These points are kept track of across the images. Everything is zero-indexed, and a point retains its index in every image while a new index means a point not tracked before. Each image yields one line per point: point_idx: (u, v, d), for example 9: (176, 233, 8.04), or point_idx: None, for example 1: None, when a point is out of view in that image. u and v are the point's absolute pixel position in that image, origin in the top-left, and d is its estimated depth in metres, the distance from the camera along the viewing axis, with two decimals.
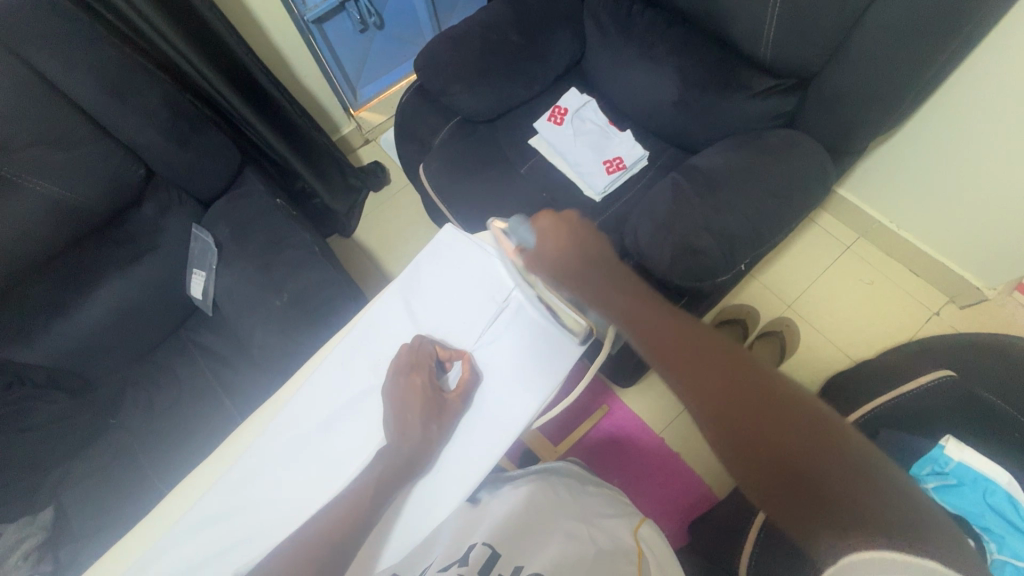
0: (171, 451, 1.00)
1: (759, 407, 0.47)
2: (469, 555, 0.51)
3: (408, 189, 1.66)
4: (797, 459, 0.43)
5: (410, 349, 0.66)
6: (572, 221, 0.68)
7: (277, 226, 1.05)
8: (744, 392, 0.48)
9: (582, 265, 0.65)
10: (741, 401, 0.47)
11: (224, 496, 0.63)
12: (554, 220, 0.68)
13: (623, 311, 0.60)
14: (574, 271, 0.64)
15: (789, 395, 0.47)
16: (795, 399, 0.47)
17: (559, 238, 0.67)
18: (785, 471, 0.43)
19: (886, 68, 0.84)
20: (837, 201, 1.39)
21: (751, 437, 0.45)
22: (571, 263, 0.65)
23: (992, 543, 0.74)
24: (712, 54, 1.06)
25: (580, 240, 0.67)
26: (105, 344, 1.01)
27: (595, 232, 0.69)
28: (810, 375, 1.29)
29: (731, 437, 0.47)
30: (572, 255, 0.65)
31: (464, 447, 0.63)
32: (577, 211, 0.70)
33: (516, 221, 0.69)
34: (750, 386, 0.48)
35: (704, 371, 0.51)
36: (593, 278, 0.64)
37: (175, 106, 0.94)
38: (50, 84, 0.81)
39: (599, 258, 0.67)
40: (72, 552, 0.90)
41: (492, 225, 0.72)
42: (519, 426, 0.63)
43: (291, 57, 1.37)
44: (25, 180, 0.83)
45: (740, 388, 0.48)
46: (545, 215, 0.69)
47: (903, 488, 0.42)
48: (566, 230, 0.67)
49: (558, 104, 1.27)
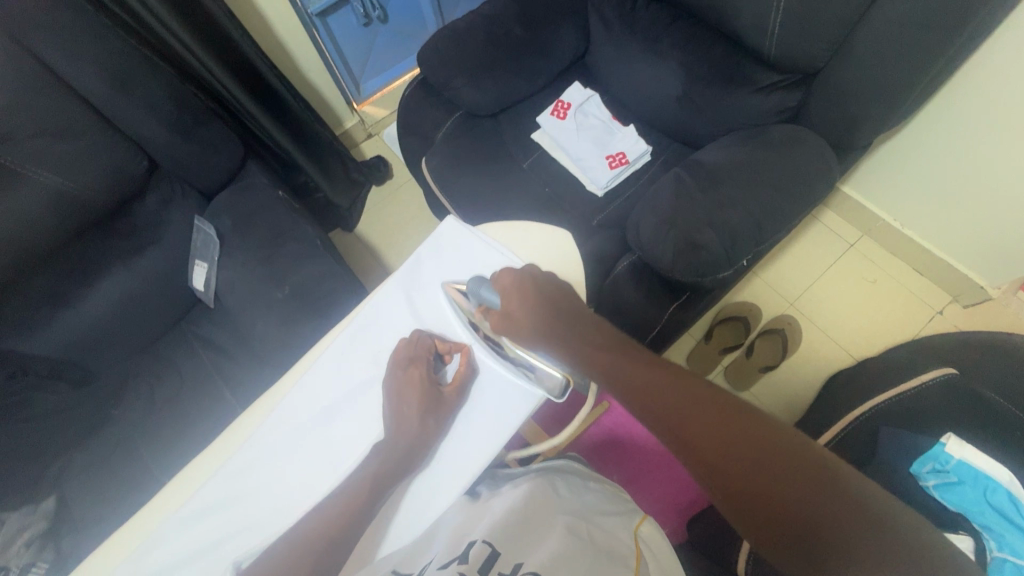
0: (172, 442, 1.01)
1: (746, 460, 0.47)
2: (468, 553, 0.47)
3: (411, 184, 1.66)
4: (794, 506, 0.44)
5: (409, 342, 0.67)
6: (534, 278, 0.64)
7: (279, 219, 1.05)
8: (731, 444, 0.48)
9: (551, 327, 0.62)
10: (730, 457, 0.47)
11: (225, 485, 0.63)
12: (514, 277, 0.64)
13: (601, 367, 0.59)
14: (544, 327, 0.62)
15: (776, 440, 0.47)
16: (781, 445, 0.47)
17: (524, 292, 0.63)
18: (779, 523, 0.44)
19: (892, 64, 0.83)
20: (842, 198, 1.39)
21: (735, 484, 0.46)
22: (541, 324, 0.62)
23: (992, 541, 0.73)
24: (717, 48, 1.06)
25: (547, 300, 0.63)
26: (107, 336, 1.02)
27: (560, 287, 0.65)
28: (811, 373, 1.29)
29: (729, 491, 0.47)
30: (539, 316, 0.62)
31: (464, 440, 0.63)
32: (538, 264, 0.67)
33: (476, 281, 0.66)
34: (735, 436, 0.48)
35: (689, 426, 0.50)
36: (565, 341, 0.62)
37: (179, 98, 0.94)
38: (57, 76, 0.81)
39: (570, 313, 0.63)
40: (73, 541, 0.92)
41: (450, 288, 0.69)
42: (518, 421, 0.63)
43: (295, 50, 1.37)
44: (30, 170, 0.83)
45: (726, 441, 0.48)
46: (506, 271, 0.65)
47: (896, 519, 0.43)
48: (531, 286, 0.64)
49: (561, 98, 1.26)
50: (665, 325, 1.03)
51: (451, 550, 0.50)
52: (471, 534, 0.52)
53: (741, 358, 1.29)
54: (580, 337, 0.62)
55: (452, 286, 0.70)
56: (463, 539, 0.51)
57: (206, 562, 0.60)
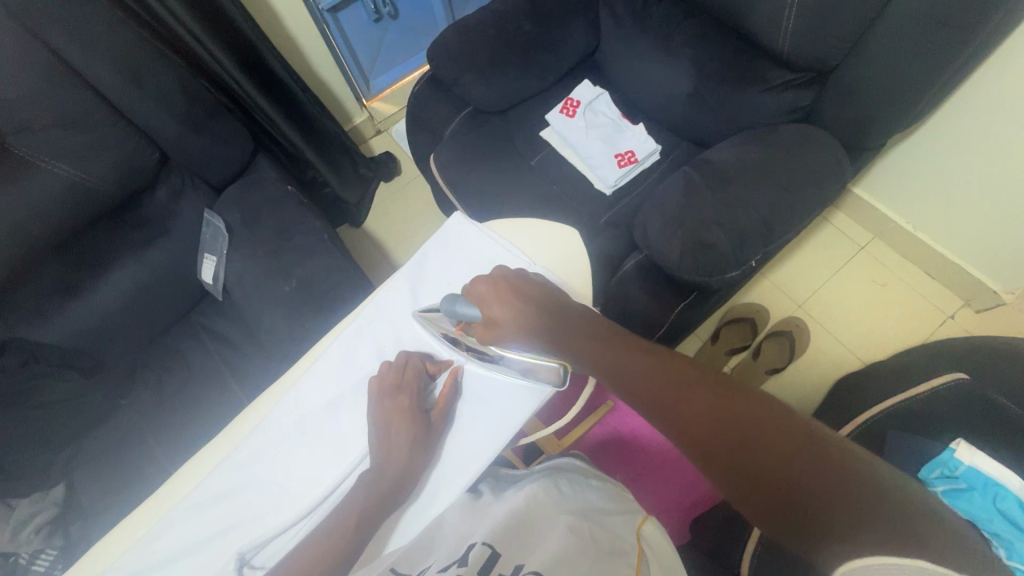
0: (180, 432, 1.02)
1: (736, 429, 0.44)
2: (468, 555, 0.46)
3: (419, 180, 1.66)
4: (772, 473, 0.40)
5: (393, 368, 0.65)
6: (507, 280, 0.65)
7: (288, 213, 1.05)
8: (718, 421, 0.45)
9: (533, 322, 0.62)
10: (721, 429, 0.44)
11: (228, 476, 0.63)
12: (487, 285, 0.65)
13: (595, 359, 0.58)
14: (538, 318, 0.62)
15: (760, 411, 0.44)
16: (769, 417, 0.44)
17: (503, 294, 0.64)
18: (768, 487, 0.40)
19: (907, 63, 0.82)
20: (853, 200, 1.37)
21: (717, 457, 0.44)
22: (523, 321, 0.62)
23: (1001, 549, 0.72)
24: (729, 47, 1.05)
25: (523, 297, 0.63)
26: (117, 326, 1.03)
27: (534, 283, 0.66)
28: (818, 375, 1.27)
29: (711, 468, 0.44)
30: (521, 313, 0.62)
31: (465, 446, 0.63)
32: (506, 265, 0.67)
33: (449, 302, 0.66)
34: (728, 410, 0.46)
35: (681, 405, 0.48)
36: (548, 334, 0.62)
37: (190, 91, 0.95)
38: (72, 70, 0.82)
39: (553, 305, 0.63)
40: (83, 527, 0.93)
41: (419, 316, 0.68)
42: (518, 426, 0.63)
43: (305, 45, 1.37)
44: (43, 161, 0.85)
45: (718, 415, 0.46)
46: (478, 281, 0.66)
47: (892, 488, 0.37)
48: (509, 286, 0.64)
49: (570, 95, 1.26)
50: (671, 324, 1.02)
51: (450, 553, 0.48)
52: (472, 537, 0.50)
53: (747, 360, 1.28)
54: (560, 324, 0.62)
55: (422, 314, 0.69)
56: (464, 542, 0.50)
57: (208, 553, 0.61)
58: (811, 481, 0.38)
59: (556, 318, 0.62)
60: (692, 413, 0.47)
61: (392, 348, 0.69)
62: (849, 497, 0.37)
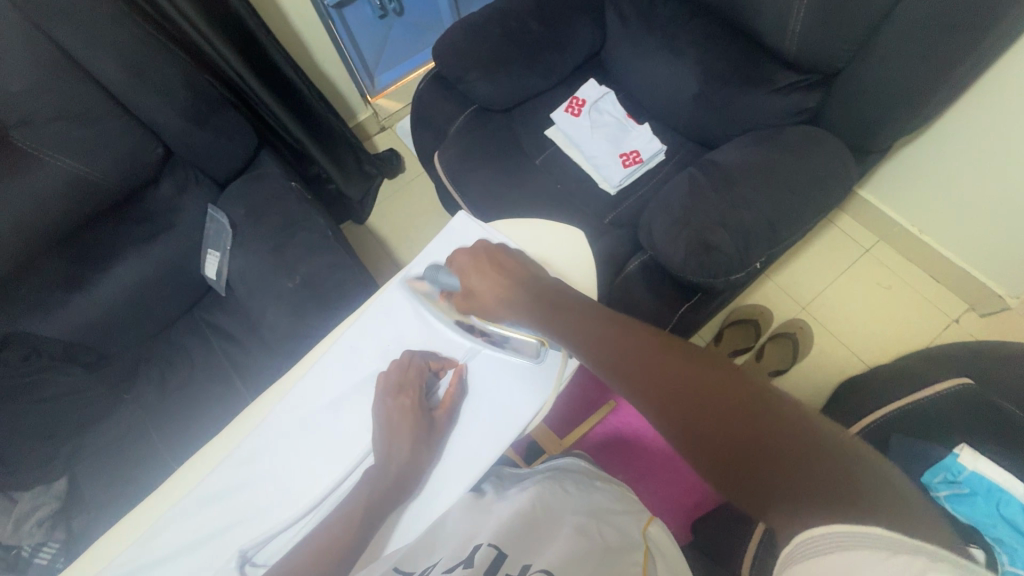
0: (182, 428, 1.02)
1: (708, 403, 0.44)
2: (474, 557, 0.46)
3: (423, 178, 1.66)
4: (742, 445, 0.40)
5: (400, 366, 0.65)
6: (490, 253, 0.68)
7: (292, 209, 1.05)
8: (691, 393, 0.45)
9: (510, 296, 0.64)
10: (694, 404, 0.45)
11: (231, 473, 0.63)
12: (468, 256, 0.68)
13: (572, 336, 0.57)
14: (513, 291, 0.64)
15: (733, 382, 0.44)
16: (737, 387, 0.44)
17: (482, 268, 0.66)
18: (734, 459, 0.40)
19: (915, 66, 0.82)
20: (857, 202, 1.37)
21: (690, 428, 0.44)
22: (501, 294, 0.64)
23: (1004, 555, 0.70)
24: (735, 47, 1.04)
25: (503, 269, 0.65)
26: (120, 321, 1.03)
27: (515, 258, 0.68)
28: (821, 378, 1.27)
29: (683, 439, 0.44)
30: (497, 285, 0.65)
31: (468, 446, 0.63)
32: (486, 239, 0.70)
33: (432, 270, 0.68)
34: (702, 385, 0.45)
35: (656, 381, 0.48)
36: (526, 310, 0.62)
37: (195, 86, 0.95)
38: (77, 64, 0.82)
39: (532, 280, 0.65)
40: (84, 521, 0.93)
41: (408, 284, 0.71)
42: (522, 425, 0.63)
43: (310, 41, 1.37)
44: (45, 154, 0.85)
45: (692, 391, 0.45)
46: (459, 253, 0.69)
47: (857, 453, 0.38)
48: (485, 261, 0.67)
49: (576, 94, 1.25)
50: (675, 326, 1.02)
51: (456, 554, 0.48)
52: (478, 539, 0.50)
53: (751, 362, 1.28)
54: (538, 299, 0.62)
55: (412, 279, 0.71)
56: (468, 545, 0.50)
57: (211, 549, 0.60)
58: (775, 453, 0.39)
59: (532, 295, 0.63)
60: (666, 388, 0.47)
61: (396, 349, 0.69)
62: (809, 467, 0.37)
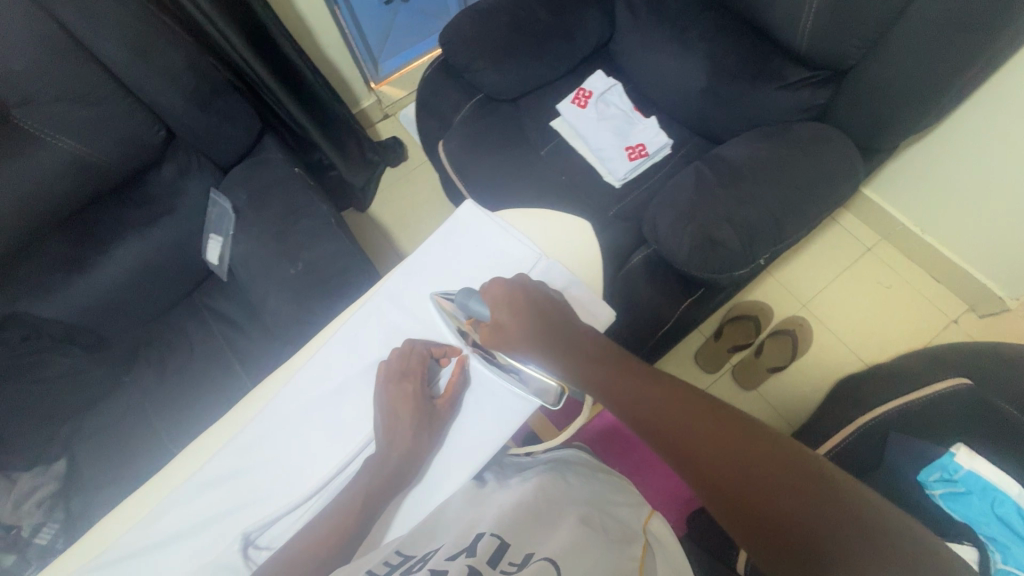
0: (182, 412, 1.02)
1: (737, 464, 0.44)
2: (476, 545, 0.44)
3: (426, 166, 1.65)
4: (757, 494, 0.42)
5: (400, 353, 0.64)
6: (525, 288, 0.61)
7: (294, 194, 1.04)
8: (711, 439, 0.47)
9: (545, 341, 0.59)
10: (723, 463, 0.45)
11: (236, 456, 0.64)
12: (504, 290, 0.61)
13: (600, 386, 0.56)
14: (536, 341, 0.59)
15: (751, 433, 0.46)
16: (754, 438, 0.46)
17: (516, 308, 0.60)
18: (753, 506, 0.42)
19: (926, 65, 0.81)
20: (861, 201, 1.37)
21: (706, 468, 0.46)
22: (531, 335, 0.59)
23: (997, 553, 0.76)
24: (744, 42, 1.04)
25: (537, 310, 0.60)
26: (121, 304, 1.02)
27: (550, 300, 0.61)
28: (819, 376, 1.28)
29: (704, 478, 0.46)
30: (530, 329, 0.59)
31: (464, 441, 0.63)
32: (530, 274, 0.64)
33: (464, 294, 0.64)
34: (732, 444, 0.46)
35: (685, 444, 0.48)
36: (565, 362, 0.58)
37: (199, 68, 0.93)
38: (82, 45, 0.81)
39: (565, 330, 0.60)
40: (83, 502, 0.94)
41: (435, 299, 0.68)
42: (520, 421, 0.63)
43: (315, 26, 1.35)
44: (48, 134, 0.84)
45: (718, 451, 0.46)
46: (494, 283, 0.62)
47: (867, 502, 0.40)
48: (522, 301, 0.60)
49: (582, 86, 1.24)
50: (675, 322, 1.02)
51: (457, 541, 0.47)
52: (480, 526, 0.49)
53: (749, 357, 1.28)
54: (580, 353, 0.59)
55: (439, 295, 0.68)
56: (470, 532, 0.48)
57: (216, 530, 0.61)
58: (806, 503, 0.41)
59: (568, 344, 0.59)
60: (694, 447, 0.47)
61: (400, 336, 0.69)
62: (839, 518, 0.39)
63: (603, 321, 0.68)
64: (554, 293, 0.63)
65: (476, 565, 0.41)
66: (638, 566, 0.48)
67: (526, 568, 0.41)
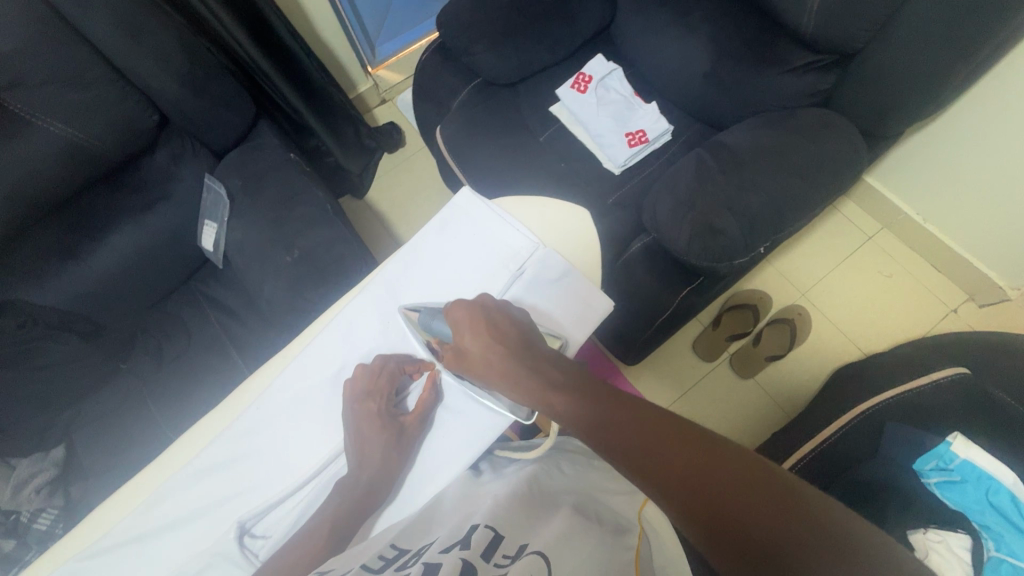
0: (181, 399, 1.02)
1: (710, 488, 0.43)
2: (471, 536, 0.43)
3: (423, 152, 1.64)
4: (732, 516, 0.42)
5: (369, 371, 0.64)
6: (486, 309, 0.60)
7: (289, 181, 1.02)
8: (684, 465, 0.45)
9: (509, 364, 0.56)
10: (708, 490, 0.43)
11: (230, 444, 0.64)
12: (465, 312, 0.60)
13: (569, 411, 0.53)
14: (499, 365, 0.57)
15: (723, 454, 0.45)
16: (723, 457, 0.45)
17: (478, 332, 0.59)
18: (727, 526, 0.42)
19: (934, 50, 0.79)
20: (863, 189, 1.35)
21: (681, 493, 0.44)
22: (497, 361, 0.57)
23: (990, 541, 0.78)
24: (748, 26, 1.02)
25: (499, 332, 0.58)
26: (115, 291, 1.01)
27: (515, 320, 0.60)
28: (817, 365, 1.28)
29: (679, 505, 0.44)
30: (495, 355, 0.57)
31: (441, 449, 0.63)
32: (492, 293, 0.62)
33: (428, 314, 0.64)
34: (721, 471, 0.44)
35: (658, 464, 0.46)
36: (532, 386, 0.55)
37: (190, 52, 0.91)
38: (72, 27, 0.79)
39: (534, 354, 0.57)
40: (83, 488, 0.94)
41: (405, 314, 0.67)
42: (496, 429, 0.63)
43: (313, 9, 1.33)
44: (39, 118, 0.82)
45: (690, 471, 0.45)
46: (457, 304, 0.62)
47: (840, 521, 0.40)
48: (486, 326, 0.59)
49: (582, 70, 1.22)
50: (675, 310, 1.02)
51: (451, 533, 0.46)
52: (475, 518, 0.48)
53: (747, 346, 1.28)
54: (546, 378, 0.55)
55: (406, 309, 0.67)
56: (466, 523, 0.48)
57: (211, 519, 0.61)
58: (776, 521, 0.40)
59: (533, 369, 0.56)
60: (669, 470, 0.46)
61: (396, 324, 0.69)
62: (809, 533, 0.39)
63: (601, 312, 0.68)
64: (520, 313, 0.62)
65: (471, 560, 0.40)
66: (633, 554, 0.47)
67: (518, 563, 0.40)
